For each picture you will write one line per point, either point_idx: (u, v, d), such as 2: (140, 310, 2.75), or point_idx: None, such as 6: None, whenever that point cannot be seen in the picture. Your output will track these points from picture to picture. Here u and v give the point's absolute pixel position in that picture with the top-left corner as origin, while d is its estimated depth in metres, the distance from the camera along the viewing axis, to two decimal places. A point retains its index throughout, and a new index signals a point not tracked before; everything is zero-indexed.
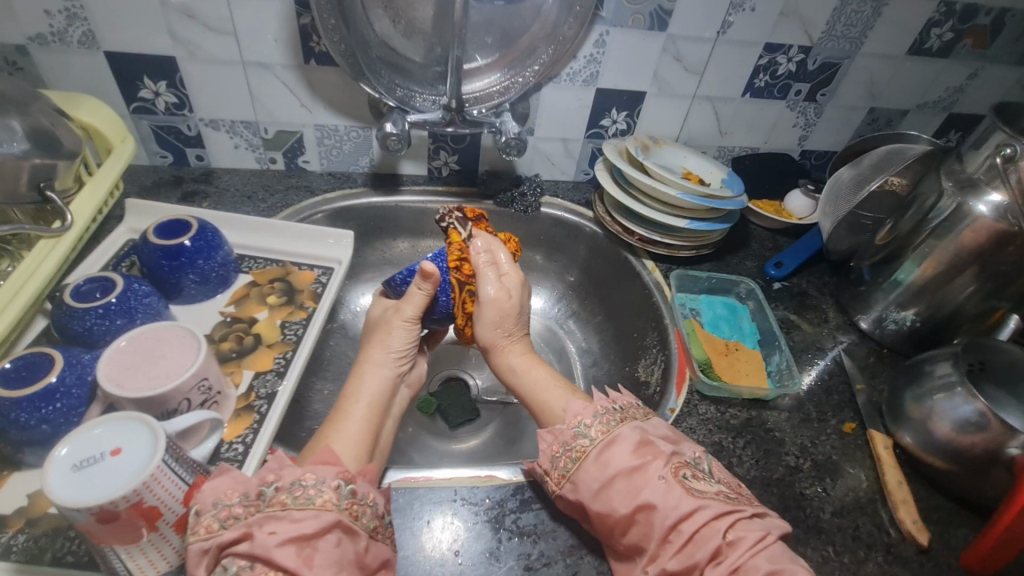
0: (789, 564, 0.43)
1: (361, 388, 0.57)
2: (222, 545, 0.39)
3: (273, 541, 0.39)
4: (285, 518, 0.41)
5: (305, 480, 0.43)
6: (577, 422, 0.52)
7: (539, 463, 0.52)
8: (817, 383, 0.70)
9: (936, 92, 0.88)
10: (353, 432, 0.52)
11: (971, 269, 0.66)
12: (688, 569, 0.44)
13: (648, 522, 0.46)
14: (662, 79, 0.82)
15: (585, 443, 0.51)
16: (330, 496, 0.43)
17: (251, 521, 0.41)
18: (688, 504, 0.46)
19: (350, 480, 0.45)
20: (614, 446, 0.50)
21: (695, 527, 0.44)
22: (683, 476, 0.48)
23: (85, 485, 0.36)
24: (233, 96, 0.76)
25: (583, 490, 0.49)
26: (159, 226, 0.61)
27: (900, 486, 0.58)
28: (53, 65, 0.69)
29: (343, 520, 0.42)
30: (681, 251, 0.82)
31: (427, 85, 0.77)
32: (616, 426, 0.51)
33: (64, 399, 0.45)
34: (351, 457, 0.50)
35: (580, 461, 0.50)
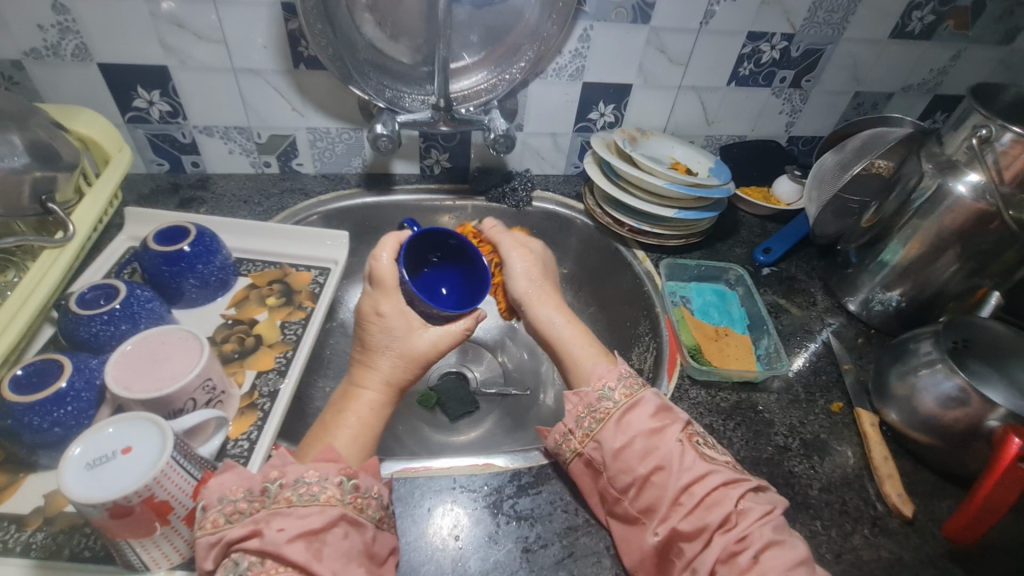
0: (790, 537, 0.45)
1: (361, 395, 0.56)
2: (231, 541, 0.42)
3: (283, 537, 0.42)
4: (291, 514, 0.43)
5: (309, 477, 0.45)
6: (603, 385, 0.54)
7: (561, 423, 0.54)
8: (806, 365, 0.72)
9: (920, 74, 0.89)
10: (354, 429, 0.53)
11: (953, 249, 0.68)
12: (699, 530, 0.46)
13: (662, 483, 0.48)
14: (648, 71, 0.83)
15: (609, 406, 0.53)
16: (332, 493, 0.45)
17: (258, 518, 0.43)
18: (700, 467, 0.49)
19: (353, 476, 0.47)
20: (635, 409, 0.52)
21: (706, 491, 0.47)
22: (697, 442, 0.51)
23: (99, 482, 0.38)
24: (226, 102, 0.77)
25: (603, 449, 0.51)
26: (158, 233, 0.63)
27: (885, 462, 0.60)
28: (48, 78, 0.71)
29: (348, 513, 0.44)
30: (671, 240, 0.83)
31: (415, 85, 0.78)
32: (639, 390, 0.54)
33: (74, 402, 0.47)
34: (353, 451, 0.51)
35: (603, 422, 0.52)
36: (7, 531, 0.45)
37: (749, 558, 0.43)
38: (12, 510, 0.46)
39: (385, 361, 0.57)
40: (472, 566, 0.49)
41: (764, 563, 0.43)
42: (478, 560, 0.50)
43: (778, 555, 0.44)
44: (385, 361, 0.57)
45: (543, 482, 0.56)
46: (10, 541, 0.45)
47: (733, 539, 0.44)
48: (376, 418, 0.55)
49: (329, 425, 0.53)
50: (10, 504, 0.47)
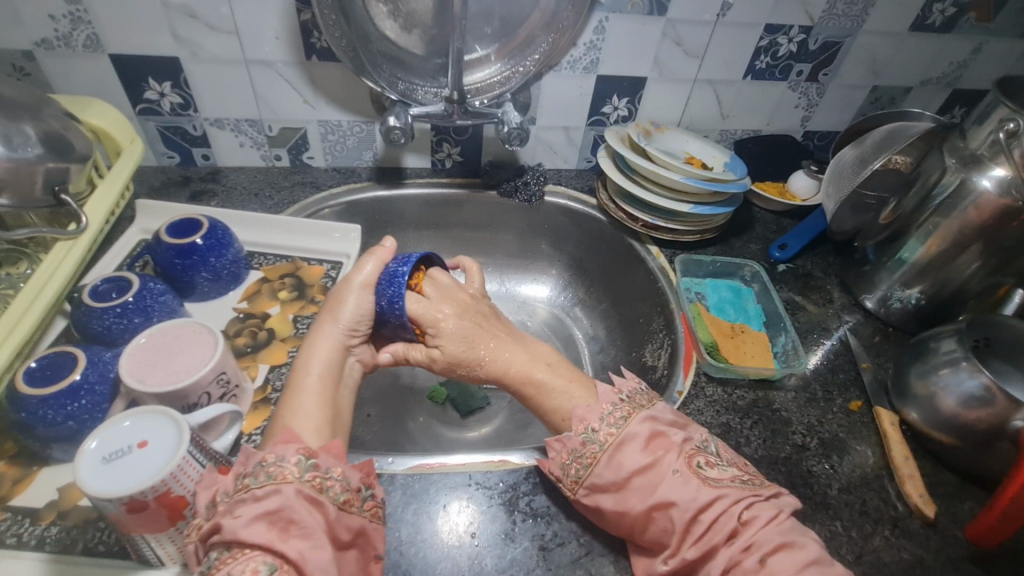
0: (799, 538, 0.45)
1: (313, 357, 0.54)
2: (204, 536, 0.40)
3: (241, 522, 0.40)
4: (250, 500, 0.41)
5: (267, 459, 0.44)
6: (584, 429, 0.51)
7: (550, 469, 0.52)
8: (823, 362, 0.71)
9: (940, 68, 0.88)
10: (310, 407, 0.51)
11: (976, 246, 0.67)
12: (706, 554, 0.45)
13: (667, 517, 0.46)
14: (663, 64, 0.81)
15: (595, 449, 0.50)
16: (290, 470, 0.44)
17: (218, 511, 0.41)
18: (706, 495, 0.46)
19: (311, 455, 0.45)
20: (624, 447, 0.50)
21: (713, 516, 0.46)
22: (697, 465, 0.49)
23: (115, 477, 0.37)
24: (237, 94, 0.76)
25: (599, 493, 0.49)
26: (170, 225, 0.62)
27: (906, 462, 0.59)
28: (60, 69, 0.70)
29: (305, 490, 0.43)
30: (686, 236, 0.82)
31: (428, 77, 0.77)
32: (624, 426, 0.51)
33: (88, 395, 0.47)
34: (315, 434, 0.49)
35: (592, 467, 0.50)
36: (22, 525, 0.45)
37: (754, 561, 0.43)
38: (27, 503, 0.46)
39: (347, 309, 0.56)
40: (488, 564, 0.49)
41: (770, 567, 0.42)
42: (494, 558, 0.49)
43: (788, 558, 0.43)
44: (348, 309, 0.56)
45: (558, 480, 0.55)
46: (25, 535, 0.44)
47: (739, 548, 0.44)
48: (326, 386, 0.53)
49: (280, 408, 0.51)
50: (26, 497, 0.46)
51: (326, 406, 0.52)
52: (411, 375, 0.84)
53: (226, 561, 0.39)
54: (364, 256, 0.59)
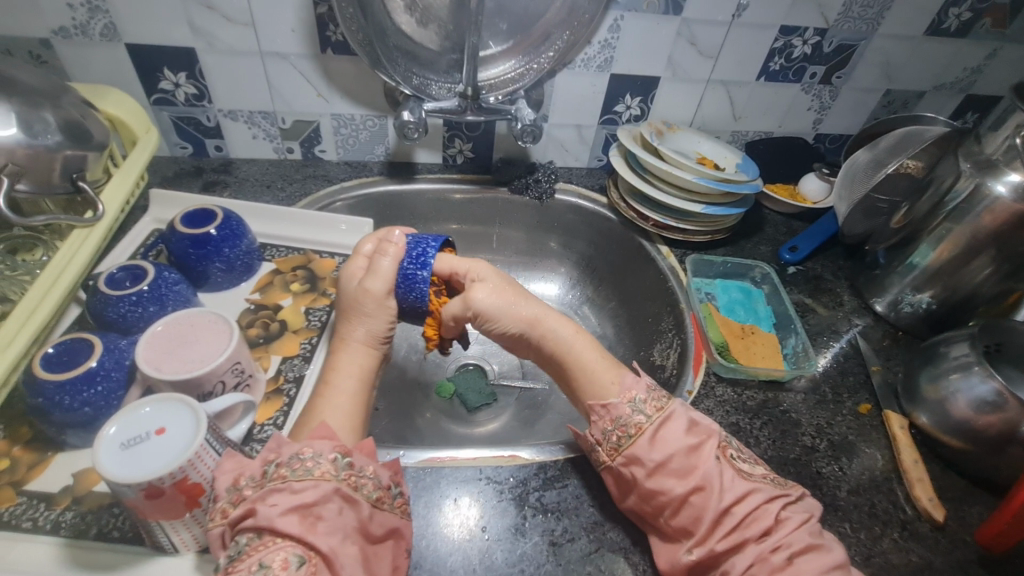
0: (826, 541, 0.45)
1: (345, 360, 0.56)
2: (234, 521, 0.41)
3: (276, 511, 0.41)
4: (286, 490, 0.42)
5: (303, 453, 0.44)
6: (632, 398, 0.52)
7: (590, 433, 0.53)
8: (832, 365, 0.71)
9: (954, 73, 0.88)
10: (345, 405, 0.52)
11: (988, 251, 0.66)
12: (735, 546, 0.45)
13: (701, 504, 0.47)
14: (677, 64, 0.81)
15: (641, 420, 0.51)
16: (327, 468, 0.44)
17: (252, 497, 0.41)
18: (741, 486, 0.47)
19: (347, 454, 0.46)
20: (669, 424, 0.50)
21: (747, 509, 0.46)
22: (732, 457, 0.50)
23: (134, 462, 0.38)
24: (252, 86, 0.76)
25: (637, 465, 0.49)
26: (186, 215, 0.62)
27: (915, 465, 0.59)
28: (76, 57, 0.71)
29: (341, 488, 0.43)
30: (697, 236, 0.82)
31: (442, 73, 0.77)
32: (670, 403, 0.52)
33: (104, 382, 0.47)
34: (349, 434, 0.51)
35: (636, 437, 0.50)
36: (37, 509, 0.45)
37: (783, 558, 0.43)
38: (42, 488, 0.46)
39: (374, 321, 0.57)
40: (498, 558, 0.49)
41: (797, 566, 0.43)
42: (504, 552, 0.49)
43: (813, 561, 0.44)
44: (368, 321, 0.57)
45: (568, 476, 0.55)
46: (40, 519, 0.45)
47: (769, 547, 0.44)
48: (362, 387, 0.55)
49: (314, 407, 0.52)
50: (41, 482, 0.47)
51: (360, 405, 0.53)
52: (419, 370, 0.85)
53: (258, 547, 0.39)
54: (377, 256, 0.58)
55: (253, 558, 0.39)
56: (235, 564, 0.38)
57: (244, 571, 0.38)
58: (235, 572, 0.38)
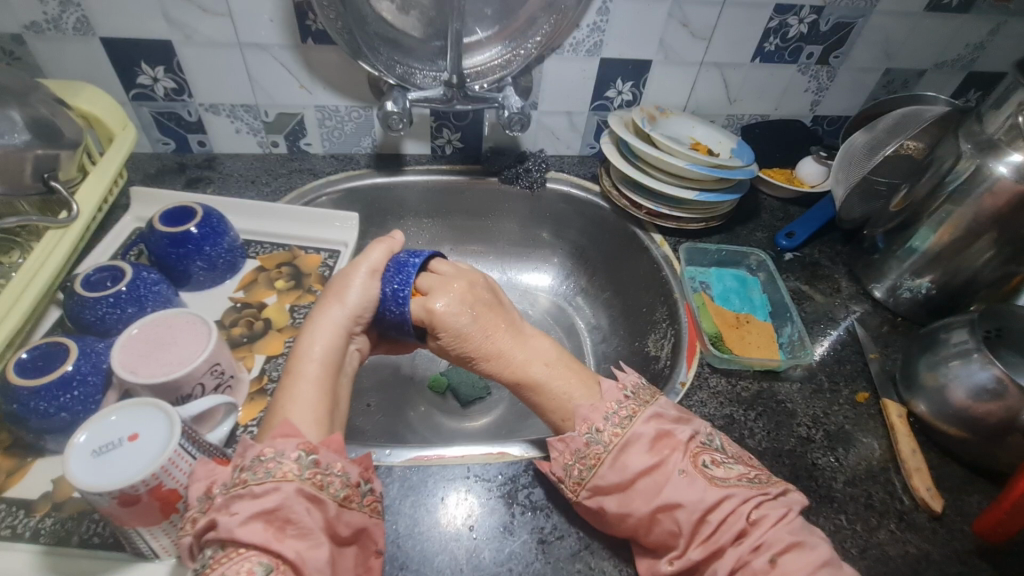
0: (809, 537, 0.44)
1: (313, 347, 0.53)
2: (200, 532, 0.39)
3: (236, 521, 0.39)
4: (246, 496, 0.40)
5: (264, 455, 0.42)
6: (588, 428, 0.50)
7: (551, 468, 0.51)
8: (829, 353, 0.69)
9: (955, 50, 0.85)
10: (309, 396, 0.49)
11: (990, 234, 0.65)
12: (711, 554, 0.44)
13: (672, 519, 0.46)
14: (669, 46, 0.79)
15: (599, 450, 0.49)
16: (290, 468, 0.42)
17: (214, 507, 0.40)
18: (714, 495, 0.46)
19: (312, 451, 0.44)
20: (629, 448, 0.48)
21: (722, 517, 0.45)
22: (703, 465, 0.48)
23: (106, 471, 0.37)
24: (232, 79, 0.75)
25: (603, 493, 0.48)
26: (164, 214, 0.61)
27: (913, 455, 0.58)
28: (50, 53, 0.69)
29: (305, 488, 0.42)
30: (690, 224, 0.80)
31: (427, 61, 0.75)
32: (629, 426, 0.50)
33: (81, 386, 0.46)
34: (316, 427, 0.48)
35: (595, 468, 0.48)
36: (16, 516, 0.45)
37: (765, 561, 0.42)
38: (21, 495, 0.46)
39: (351, 293, 0.56)
40: (487, 557, 0.48)
41: (781, 568, 0.42)
42: (492, 551, 0.49)
43: (798, 559, 0.42)
44: (355, 292, 0.56)
45: None
46: (20, 526, 0.44)
47: (748, 548, 0.43)
48: (328, 373, 0.52)
49: (279, 397, 0.50)
50: (21, 489, 0.46)
51: (326, 395, 0.50)
52: (412, 365, 0.84)
53: (220, 560, 0.38)
54: (373, 244, 0.60)
55: (216, 571, 0.37)
56: None
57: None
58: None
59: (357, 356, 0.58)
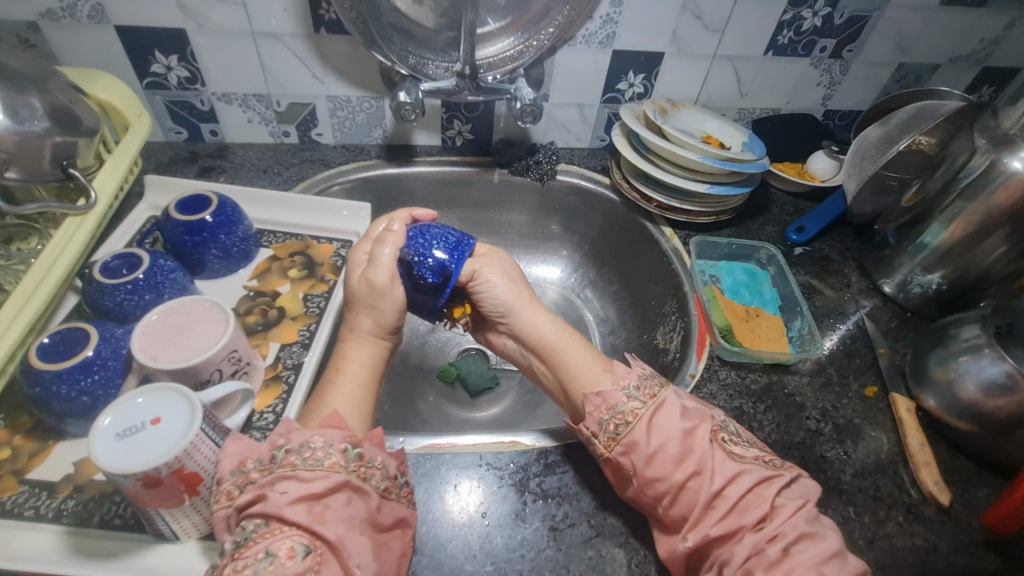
0: (820, 528, 0.45)
1: (352, 348, 0.55)
2: (241, 506, 0.41)
3: (285, 499, 0.40)
4: (296, 479, 0.41)
5: (314, 441, 0.43)
6: (626, 386, 0.51)
7: (585, 426, 0.52)
8: (838, 347, 0.70)
9: (969, 45, 0.84)
10: (354, 392, 0.51)
11: (1002, 230, 0.65)
12: (729, 533, 0.44)
13: (696, 489, 0.46)
14: (682, 39, 0.79)
15: (635, 407, 0.50)
16: (337, 459, 0.43)
17: (261, 484, 0.41)
18: (733, 469, 0.47)
19: (357, 444, 0.45)
20: (662, 411, 0.49)
21: (741, 493, 0.45)
22: (724, 440, 0.49)
23: (130, 453, 0.37)
24: (245, 68, 0.75)
25: (634, 454, 0.48)
26: (180, 202, 0.61)
27: (922, 448, 0.58)
28: (66, 40, 0.69)
29: (352, 480, 0.42)
30: (701, 217, 0.81)
31: (439, 51, 0.75)
32: (661, 391, 0.51)
33: (101, 370, 0.47)
34: (361, 424, 0.50)
35: (631, 425, 0.49)
36: (39, 497, 0.46)
37: (779, 551, 0.42)
38: (43, 476, 0.47)
39: (381, 306, 0.55)
40: (499, 543, 0.49)
41: (794, 557, 0.42)
42: (505, 537, 0.49)
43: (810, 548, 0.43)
44: (386, 301, 0.55)
45: (571, 461, 0.55)
46: (42, 507, 0.45)
47: (765, 537, 0.43)
48: (371, 373, 0.54)
49: (324, 393, 0.51)
50: (42, 471, 0.47)
51: (371, 396, 0.52)
52: (421, 356, 0.84)
53: (264, 534, 0.39)
54: (376, 245, 0.57)
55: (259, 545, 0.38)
56: (241, 551, 0.38)
57: (250, 558, 0.38)
58: (241, 559, 0.38)
59: (393, 352, 0.60)
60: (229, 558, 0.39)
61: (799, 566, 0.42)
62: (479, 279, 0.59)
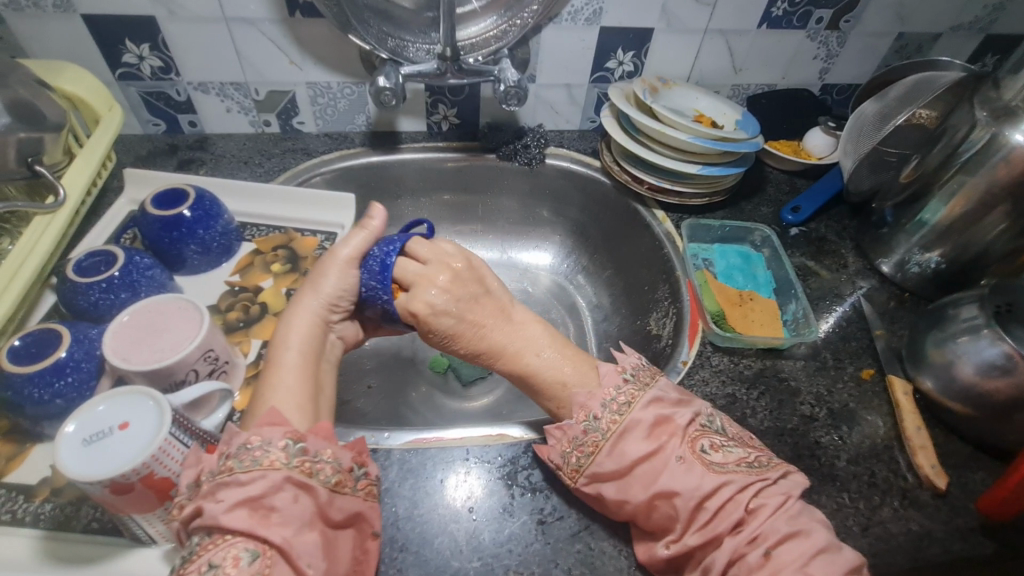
0: (807, 524, 0.44)
1: (292, 334, 0.54)
2: (185, 519, 0.40)
3: (222, 507, 0.39)
4: (232, 484, 0.40)
5: (251, 443, 0.43)
6: (586, 416, 0.50)
7: (549, 456, 0.51)
8: (834, 330, 0.68)
9: (973, 12, 0.81)
10: (292, 382, 0.50)
11: (1003, 206, 0.62)
12: (708, 541, 0.44)
13: (670, 506, 0.45)
14: (672, 13, 0.76)
15: (596, 437, 0.49)
16: (277, 457, 0.42)
17: (201, 494, 0.40)
18: (710, 482, 0.45)
19: (299, 439, 0.44)
20: (627, 436, 0.48)
21: (719, 504, 0.45)
22: (702, 450, 0.47)
23: (97, 460, 0.37)
24: (220, 56, 0.72)
25: (604, 477, 0.48)
26: (156, 196, 0.60)
27: (918, 433, 0.57)
28: (31, 31, 0.67)
29: (294, 476, 0.42)
30: (693, 199, 0.78)
31: (420, 33, 0.72)
32: (627, 412, 0.49)
33: (74, 373, 0.46)
34: (300, 415, 0.48)
35: (594, 455, 0.48)
36: (16, 502, 0.45)
37: (759, 556, 0.42)
38: (19, 481, 0.46)
39: (328, 284, 0.55)
40: (486, 538, 0.48)
41: (776, 560, 0.42)
42: (492, 532, 0.49)
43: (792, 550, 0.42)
44: (330, 282, 0.55)
45: None
46: (20, 512, 0.44)
47: (744, 540, 0.43)
48: (309, 362, 0.52)
49: (259, 385, 0.50)
50: (19, 475, 0.46)
51: (307, 383, 0.51)
52: (413, 347, 0.83)
53: (207, 546, 0.38)
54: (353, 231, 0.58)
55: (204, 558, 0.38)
56: (187, 566, 0.38)
57: (195, 572, 0.38)
58: (187, 573, 0.38)
59: (339, 345, 0.58)
60: (178, 573, 0.38)
61: (784, 569, 0.41)
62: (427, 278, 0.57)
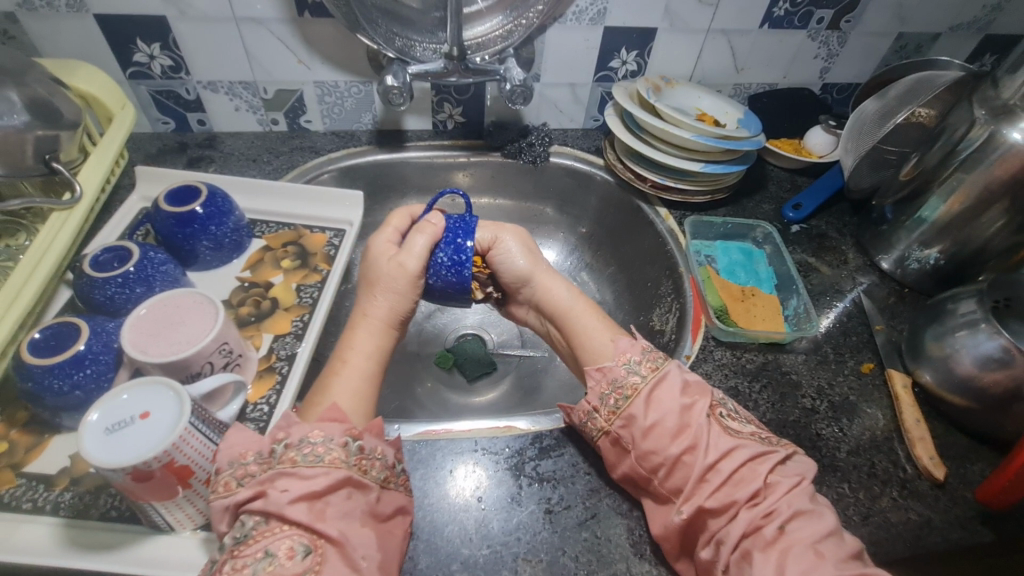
0: (817, 506, 0.45)
1: (362, 337, 0.55)
2: (239, 503, 0.41)
3: (286, 498, 0.41)
4: (295, 475, 0.42)
5: (313, 438, 0.44)
6: (626, 360, 0.53)
7: (584, 401, 0.53)
8: (835, 325, 0.69)
9: (971, 12, 0.82)
10: (357, 384, 0.52)
11: (1002, 203, 0.63)
12: (723, 507, 0.45)
13: (691, 463, 0.47)
14: (675, 13, 0.77)
15: (636, 381, 0.52)
16: (338, 454, 0.44)
17: (263, 480, 0.42)
18: (728, 443, 0.48)
19: (358, 437, 0.45)
20: (662, 386, 0.51)
21: (735, 467, 0.47)
22: (721, 416, 0.50)
23: (118, 447, 0.38)
24: (229, 55, 0.73)
25: (632, 426, 0.50)
26: (169, 193, 0.61)
27: (917, 425, 0.58)
28: (45, 31, 0.68)
29: (353, 476, 0.43)
30: (696, 196, 0.80)
31: (426, 33, 0.73)
32: (663, 364, 0.53)
33: (93, 364, 0.47)
34: (359, 415, 0.50)
35: (631, 399, 0.51)
36: (36, 490, 0.46)
37: (774, 528, 0.43)
38: (39, 470, 0.47)
39: (404, 298, 0.57)
40: (495, 527, 0.49)
41: (789, 535, 0.43)
42: (501, 521, 0.50)
43: (803, 527, 0.44)
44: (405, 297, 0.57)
45: (566, 443, 0.55)
46: (40, 500, 0.46)
47: (760, 514, 0.44)
48: (377, 367, 0.54)
49: (326, 382, 0.51)
50: (39, 464, 0.47)
51: (372, 387, 0.52)
52: (419, 342, 0.84)
53: (264, 533, 0.40)
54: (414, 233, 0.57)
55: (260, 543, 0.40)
56: (242, 548, 0.40)
57: (250, 557, 0.39)
58: (241, 557, 0.39)
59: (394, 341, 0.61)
60: (228, 553, 0.40)
61: (796, 544, 0.42)
62: (499, 245, 0.62)
